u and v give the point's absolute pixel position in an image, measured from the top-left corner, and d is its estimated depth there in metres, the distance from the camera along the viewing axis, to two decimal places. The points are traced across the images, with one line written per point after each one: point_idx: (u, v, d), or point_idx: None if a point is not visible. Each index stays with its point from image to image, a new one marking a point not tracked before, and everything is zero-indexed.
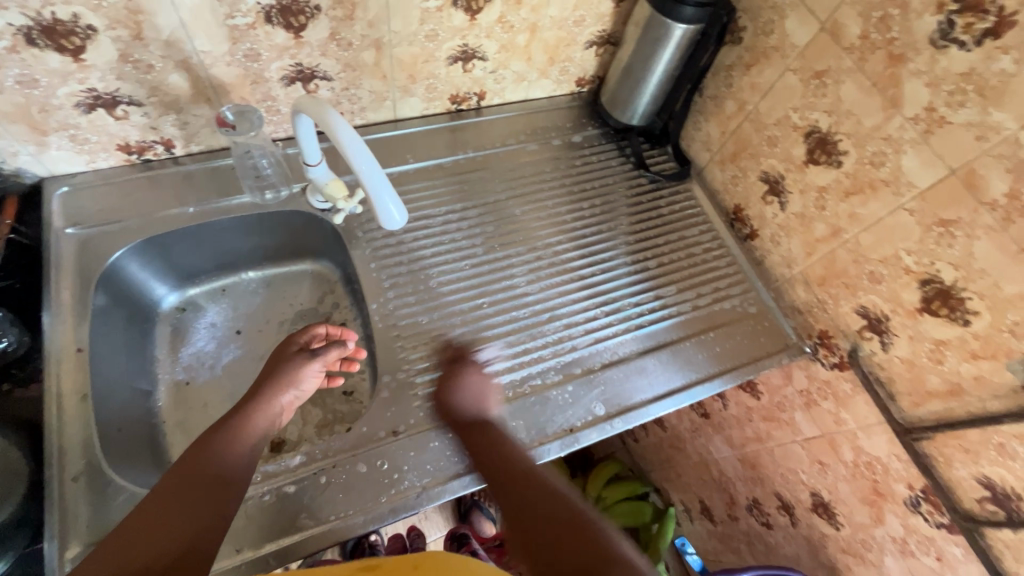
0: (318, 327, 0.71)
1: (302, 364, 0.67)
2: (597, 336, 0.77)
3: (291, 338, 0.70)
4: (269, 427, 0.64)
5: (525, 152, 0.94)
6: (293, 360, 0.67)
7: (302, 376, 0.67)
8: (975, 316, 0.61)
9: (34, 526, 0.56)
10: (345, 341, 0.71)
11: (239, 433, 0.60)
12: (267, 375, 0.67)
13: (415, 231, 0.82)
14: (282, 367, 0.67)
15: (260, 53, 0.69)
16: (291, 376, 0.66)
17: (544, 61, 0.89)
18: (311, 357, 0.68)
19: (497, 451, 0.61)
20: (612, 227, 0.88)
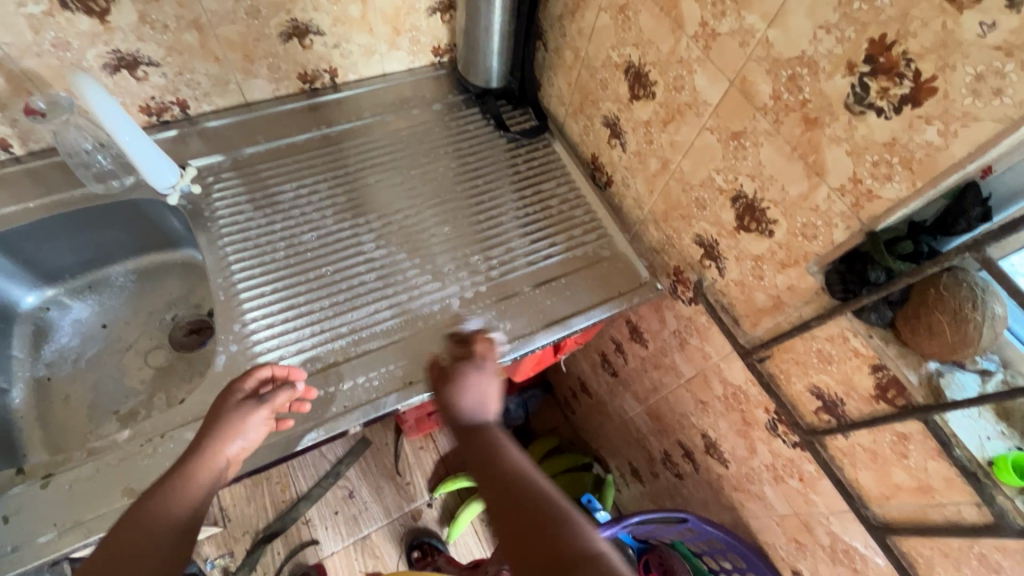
0: (262, 370, 0.63)
1: (247, 415, 0.62)
2: (447, 291, 0.78)
3: (233, 386, 0.63)
4: (216, 483, 0.60)
5: (383, 123, 0.94)
6: (237, 409, 0.62)
7: (248, 425, 0.62)
8: (775, 225, 0.61)
9: None
10: (294, 383, 0.64)
11: (189, 488, 0.58)
12: (212, 428, 0.61)
13: (265, 207, 0.82)
14: (228, 422, 0.61)
15: (70, 42, 0.70)
16: (239, 428, 0.61)
17: (388, 32, 0.90)
18: (259, 408, 0.62)
19: (504, 477, 0.56)
20: (472, 188, 0.89)
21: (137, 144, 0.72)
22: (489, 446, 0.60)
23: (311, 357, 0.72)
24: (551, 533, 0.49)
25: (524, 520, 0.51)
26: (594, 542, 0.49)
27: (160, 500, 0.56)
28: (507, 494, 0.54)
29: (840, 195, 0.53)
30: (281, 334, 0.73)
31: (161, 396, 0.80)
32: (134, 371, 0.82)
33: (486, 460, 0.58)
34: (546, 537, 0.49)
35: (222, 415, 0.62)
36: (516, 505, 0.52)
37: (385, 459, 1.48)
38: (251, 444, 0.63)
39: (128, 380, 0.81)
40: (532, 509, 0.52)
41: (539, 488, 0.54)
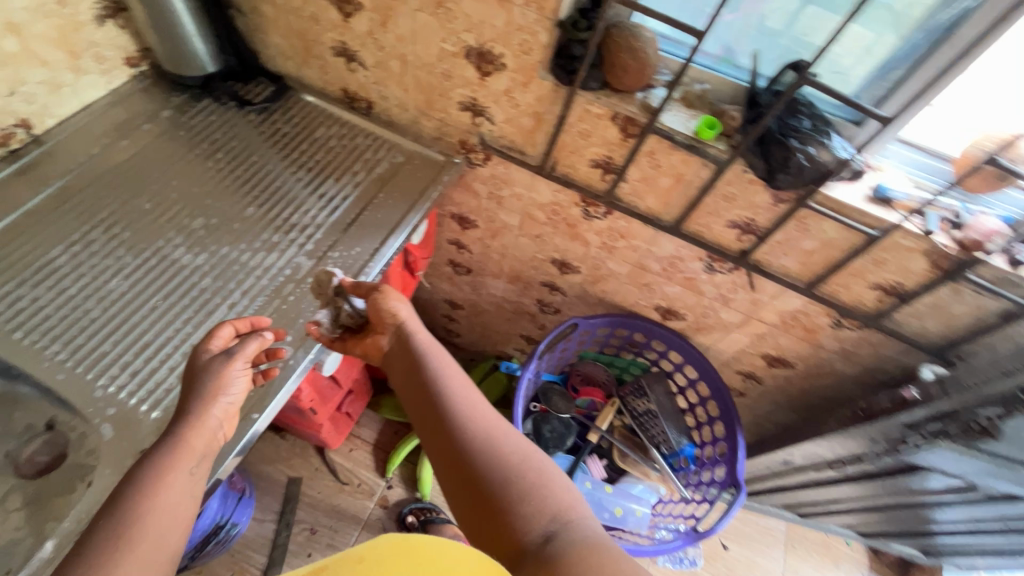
0: (225, 326, 0.64)
1: (230, 364, 0.62)
2: (288, 254, 0.81)
3: (204, 346, 0.63)
4: (210, 443, 0.59)
5: (119, 150, 0.87)
6: (208, 367, 0.61)
7: (228, 379, 0.61)
8: (504, 57, 0.77)
9: None
10: (262, 333, 0.64)
11: (182, 455, 0.56)
12: (188, 394, 0.60)
13: (43, 281, 0.73)
14: (212, 376, 0.60)
15: None
16: (220, 384, 0.61)
17: (64, 57, 0.82)
18: (234, 357, 0.62)
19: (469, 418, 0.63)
20: (250, 166, 0.90)
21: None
22: (426, 381, 0.68)
23: None
24: (480, 482, 0.57)
25: (459, 463, 0.60)
26: (549, 496, 0.56)
27: (154, 469, 0.53)
28: (438, 438, 0.63)
29: (529, 8, 0.70)
30: (151, 373, 0.68)
31: (51, 525, 0.70)
32: None
33: (422, 396, 0.67)
34: (481, 485, 0.58)
35: (196, 381, 0.61)
36: (450, 446, 0.61)
37: (324, 481, 1.44)
38: (236, 399, 0.62)
39: None
40: (462, 456, 0.60)
41: (468, 434, 0.61)
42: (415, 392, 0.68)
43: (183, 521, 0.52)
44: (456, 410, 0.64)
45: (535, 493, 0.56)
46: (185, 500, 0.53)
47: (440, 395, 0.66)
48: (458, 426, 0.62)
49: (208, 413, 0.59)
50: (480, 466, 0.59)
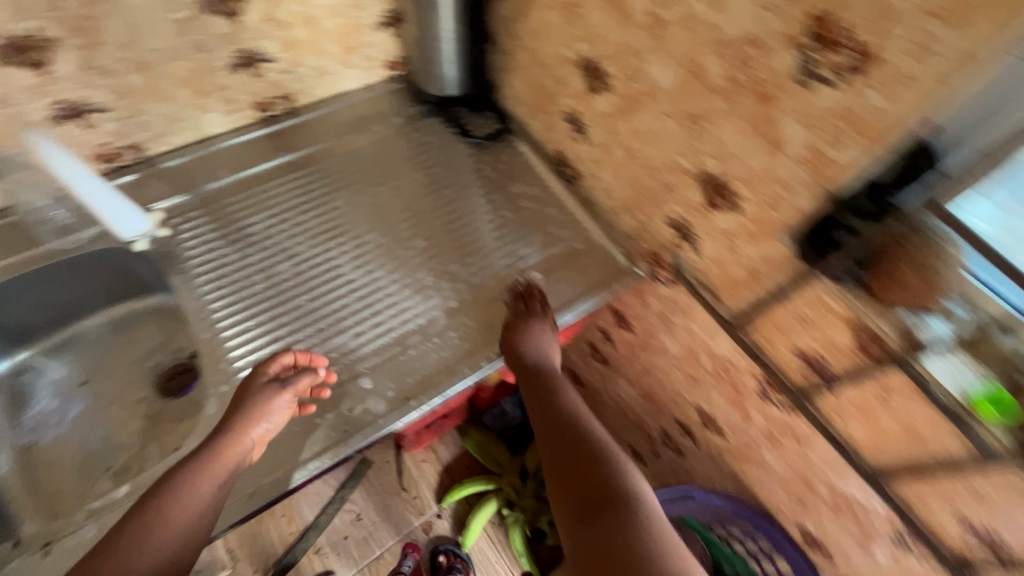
0: (285, 355, 0.63)
1: (274, 393, 0.62)
2: (431, 303, 0.78)
3: (258, 370, 0.63)
4: (237, 465, 0.59)
5: (345, 143, 0.93)
6: (256, 393, 0.62)
7: (270, 409, 0.61)
8: (742, 200, 0.63)
9: None
10: (315, 369, 0.64)
11: (213, 470, 0.56)
12: (233, 412, 0.61)
13: (237, 241, 0.81)
14: (252, 400, 0.61)
15: (11, 97, 0.68)
16: (261, 409, 0.61)
17: (339, 50, 0.89)
18: (280, 388, 0.62)
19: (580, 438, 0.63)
20: (441, 197, 0.89)
21: (104, 196, 0.75)
22: (549, 392, 0.70)
23: None
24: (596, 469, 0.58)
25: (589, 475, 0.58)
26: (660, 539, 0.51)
27: (181, 480, 0.55)
28: (550, 434, 0.65)
29: (801, 165, 0.55)
30: (270, 367, 0.71)
31: (153, 446, 0.78)
32: (121, 426, 0.80)
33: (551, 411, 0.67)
34: (616, 510, 0.54)
35: (246, 400, 0.62)
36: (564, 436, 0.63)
37: (388, 477, 1.47)
38: (274, 423, 0.62)
39: (116, 434, 0.79)
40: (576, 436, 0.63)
41: (583, 424, 0.65)
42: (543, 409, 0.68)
43: (190, 532, 0.53)
44: (596, 436, 0.63)
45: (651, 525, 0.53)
46: (197, 512, 0.54)
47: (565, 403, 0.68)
48: (571, 410, 0.67)
49: (243, 429, 0.59)
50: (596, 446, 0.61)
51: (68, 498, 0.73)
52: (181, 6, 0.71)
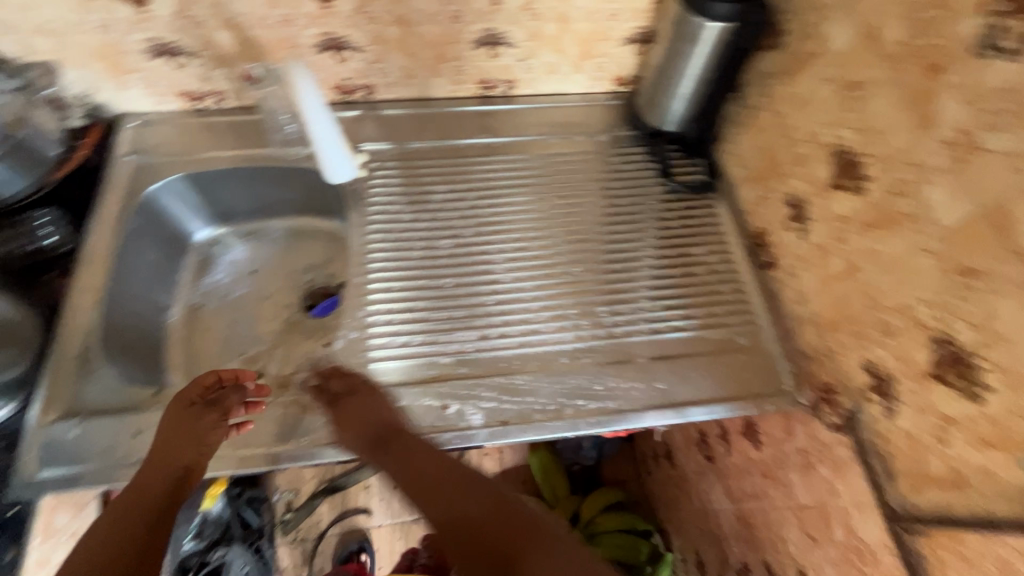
0: (204, 376, 0.66)
1: (206, 412, 0.63)
2: (563, 335, 0.75)
3: (177, 397, 0.65)
4: (177, 493, 0.60)
5: (546, 144, 0.92)
6: (183, 417, 0.63)
7: (199, 435, 0.62)
8: (987, 391, 0.49)
9: (67, 403, 0.66)
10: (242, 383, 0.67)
11: (148, 497, 0.58)
12: (163, 432, 0.62)
13: (414, 203, 0.84)
14: (182, 421, 0.63)
15: (295, 19, 0.76)
16: (194, 433, 0.62)
17: (577, 54, 0.88)
18: (214, 409, 0.64)
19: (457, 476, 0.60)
20: (615, 231, 0.84)
21: (325, 138, 0.79)
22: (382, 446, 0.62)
23: (418, 365, 0.71)
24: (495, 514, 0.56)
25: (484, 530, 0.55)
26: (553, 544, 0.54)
27: (123, 507, 0.57)
28: (429, 492, 0.59)
29: None
30: (399, 332, 0.73)
31: (281, 350, 0.87)
32: (266, 322, 0.89)
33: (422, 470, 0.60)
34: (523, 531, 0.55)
35: (173, 425, 0.63)
36: (437, 496, 0.58)
37: None
38: (212, 442, 0.63)
39: (260, 327, 0.89)
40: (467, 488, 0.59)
41: (450, 461, 0.61)
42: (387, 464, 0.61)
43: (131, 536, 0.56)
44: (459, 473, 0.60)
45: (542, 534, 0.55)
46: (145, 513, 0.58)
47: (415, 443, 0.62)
48: (444, 454, 0.62)
49: (188, 447, 0.61)
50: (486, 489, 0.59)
51: (206, 363, 0.85)
52: None
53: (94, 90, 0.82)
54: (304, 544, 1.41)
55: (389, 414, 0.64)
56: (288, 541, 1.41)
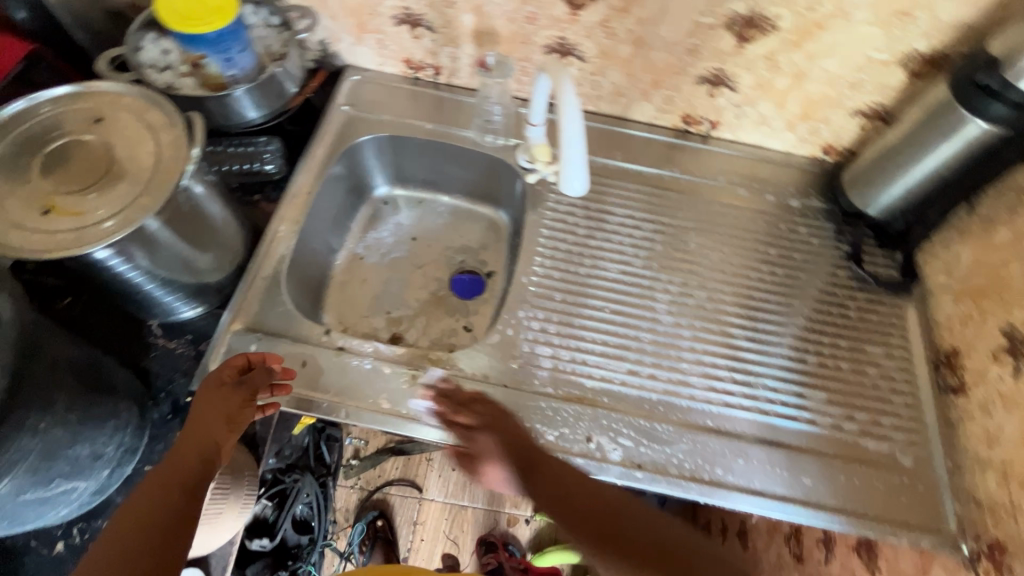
0: (231, 356, 0.64)
1: (235, 394, 0.62)
2: (714, 397, 0.72)
3: (208, 379, 0.63)
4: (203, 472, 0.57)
5: (732, 194, 0.89)
6: (214, 396, 0.62)
7: (231, 413, 0.61)
8: None
9: (252, 317, 0.73)
10: (268, 365, 0.65)
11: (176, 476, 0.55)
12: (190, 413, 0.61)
13: (591, 219, 0.84)
14: (211, 399, 0.61)
15: (537, 19, 0.77)
16: (223, 410, 0.61)
17: (796, 113, 0.84)
18: (243, 391, 0.63)
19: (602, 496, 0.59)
20: (785, 304, 0.81)
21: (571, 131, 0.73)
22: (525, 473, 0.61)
23: (564, 382, 0.72)
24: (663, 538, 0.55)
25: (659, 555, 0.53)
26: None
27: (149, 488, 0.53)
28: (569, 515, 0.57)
29: None
30: (552, 343, 0.74)
31: (424, 319, 0.90)
32: (415, 289, 0.93)
33: (568, 496, 0.59)
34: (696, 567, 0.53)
35: (203, 405, 0.61)
36: (562, 502, 0.59)
37: None
38: (237, 423, 0.62)
39: (409, 292, 0.93)
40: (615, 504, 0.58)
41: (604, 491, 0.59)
42: (545, 500, 0.59)
43: (152, 510, 0.52)
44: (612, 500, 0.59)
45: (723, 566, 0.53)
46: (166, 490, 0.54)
47: (551, 464, 0.61)
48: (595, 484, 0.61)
49: (215, 424, 0.60)
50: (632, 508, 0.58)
51: (356, 311, 0.89)
52: (712, 14, 0.72)
53: (335, 40, 0.88)
54: (360, 493, 1.47)
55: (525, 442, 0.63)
56: (347, 485, 1.48)
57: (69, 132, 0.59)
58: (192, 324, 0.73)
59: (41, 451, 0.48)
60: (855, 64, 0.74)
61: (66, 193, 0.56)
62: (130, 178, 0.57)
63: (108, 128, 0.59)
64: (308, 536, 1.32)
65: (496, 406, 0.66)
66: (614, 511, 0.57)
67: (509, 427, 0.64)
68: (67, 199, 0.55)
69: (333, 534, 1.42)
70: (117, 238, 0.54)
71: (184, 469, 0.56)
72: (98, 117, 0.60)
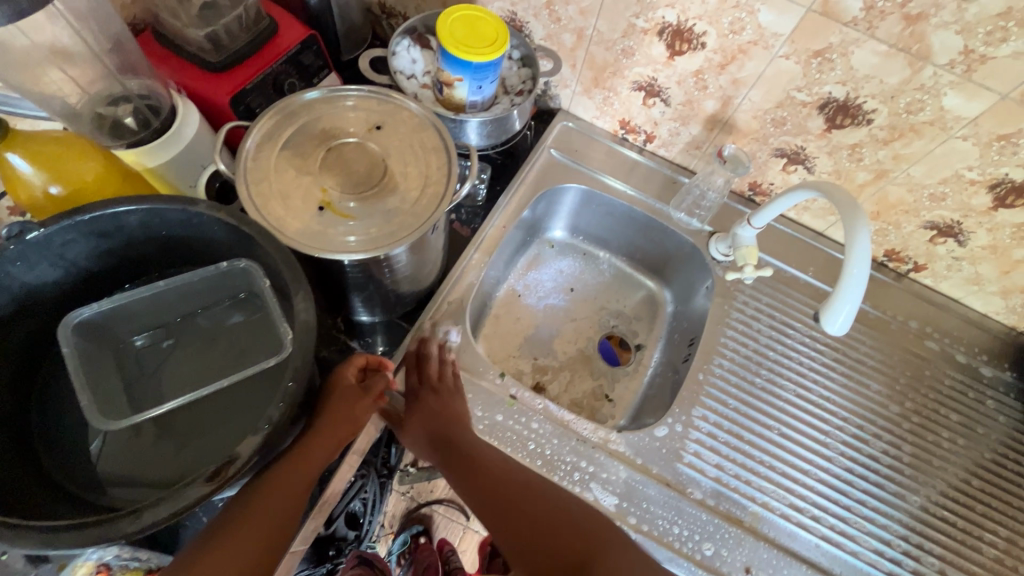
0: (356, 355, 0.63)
1: (362, 396, 0.61)
2: (877, 560, 0.68)
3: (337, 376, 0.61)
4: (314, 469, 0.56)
5: (920, 343, 0.84)
6: (344, 395, 0.60)
7: (355, 412, 0.60)
8: None
9: (432, 340, 0.74)
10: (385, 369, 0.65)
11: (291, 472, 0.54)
12: (322, 408, 0.59)
13: (775, 332, 0.81)
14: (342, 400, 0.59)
15: (785, 124, 0.76)
16: (352, 411, 0.60)
17: (1017, 283, 0.79)
18: (368, 394, 0.62)
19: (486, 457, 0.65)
20: (964, 478, 0.75)
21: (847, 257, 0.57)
22: (446, 438, 0.66)
23: (725, 499, 0.68)
24: (574, 523, 0.62)
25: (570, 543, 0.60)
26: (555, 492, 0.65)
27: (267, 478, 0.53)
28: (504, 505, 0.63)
29: None
30: (718, 451, 0.71)
31: (568, 375, 0.89)
32: (564, 340, 0.92)
33: (490, 487, 0.64)
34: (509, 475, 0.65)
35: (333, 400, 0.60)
36: (483, 484, 0.64)
37: None
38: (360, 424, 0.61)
39: (557, 342, 0.92)
40: (560, 524, 0.62)
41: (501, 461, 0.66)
42: (450, 466, 0.66)
43: (271, 520, 0.52)
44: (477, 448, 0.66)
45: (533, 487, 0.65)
46: (291, 493, 0.53)
47: (470, 450, 0.65)
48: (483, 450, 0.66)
49: (341, 422, 0.59)
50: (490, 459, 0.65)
51: (505, 347, 0.89)
52: (981, 172, 0.69)
53: (561, 85, 0.89)
54: (408, 503, 1.46)
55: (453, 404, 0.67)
56: (398, 490, 1.47)
57: (351, 133, 0.60)
58: (372, 328, 0.74)
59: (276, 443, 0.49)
60: None
61: (340, 193, 0.57)
62: (398, 194, 0.58)
63: (386, 138, 0.61)
64: (355, 531, 1.27)
65: (452, 384, 0.68)
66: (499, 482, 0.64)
67: (458, 407, 0.67)
68: (339, 200, 0.57)
69: (376, 536, 1.41)
70: (379, 252, 0.54)
71: (307, 472, 0.55)
72: (377, 124, 0.61)
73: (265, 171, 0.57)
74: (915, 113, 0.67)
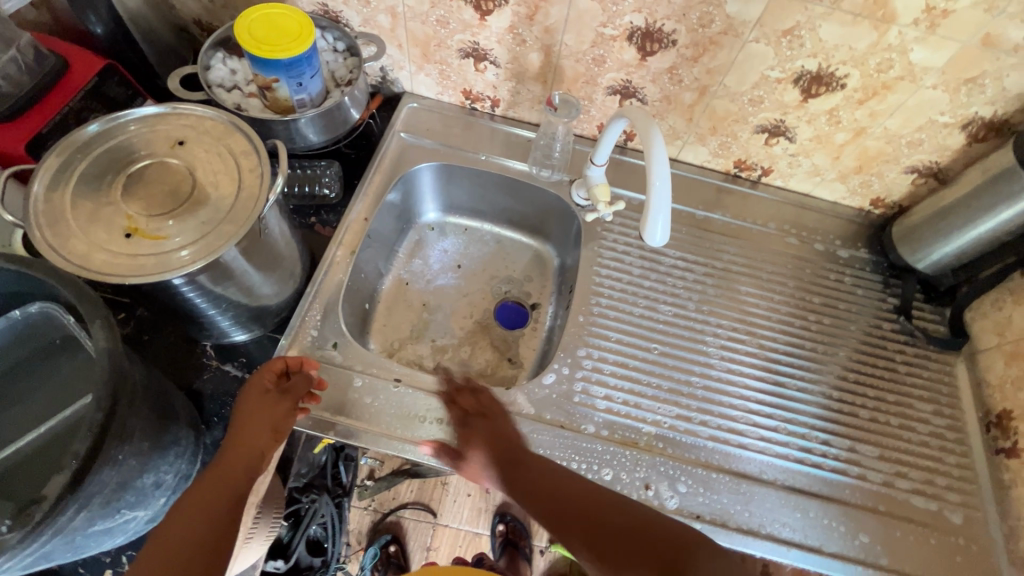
0: (273, 360, 0.62)
1: (281, 401, 0.60)
2: (765, 447, 0.72)
3: (253, 382, 0.61)
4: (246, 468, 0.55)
5: (783, 241, 0.90)
6: (259, 404, 0.59)
7: (275, 420, 0.59)
8: None
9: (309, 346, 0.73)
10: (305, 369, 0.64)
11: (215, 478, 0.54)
12: (239, 415, 0.59)
13: (647, 260, 0.85)
14: (256, 405, 0.59)
15: (606, 61, 0.78)
16: (272, 416, 0.59)
17: (850, 166, 0.85)
18: (286, 399, 0.61)
19: (564, 475, 0.62)
20: (834, 354, 0.80)
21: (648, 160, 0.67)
22: (519, 465, 0.63)
23: (619, 426, 0.71)
24: (658, 532, 0.57)
25: (654, 556, 0.55)
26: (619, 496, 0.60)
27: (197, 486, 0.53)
28: (562, 512, 0.59)
29: None
30: (606, 384, 0.74)
31: (469, 348, 0.90)
32: (459, 316, 0.93)
33: (552, 497, 0.60)
34: (583, 483, 0.61)
35: (246, 408, 0.59)
36: (557, 503, 0.60)
37: None
38: (285, 430, 0.60)
39: (453, 320, 0.92)
40: (645, 522, 0.58)
41: (556, 469, 0.63)
42: (512, 483, 0.63)
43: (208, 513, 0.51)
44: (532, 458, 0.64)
45: (616, 502, 0.60)
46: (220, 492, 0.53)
47: (533, 467, 0.63)
48: (566, 474, 0.63)
49: (262, 433, 0.58)
50: (556, 469, 0.63)
51: (401, 337, 0.89)
52: (782, 69, 0.73)
53: (396, 67, 0.89)
54: (373, 516, 1.45)
55: (505, 431, 0.67)
56: (360, 506, 1.45)
57: (150, 154, 0.58)
58: (244, 347, 0.73)
59: (116, 482, 0.47)
60: (917, 123, 0.75)
61: (146, 216, 0.55)
62: (211, 204, 0.57)
63: (190, 152, 0.59)
64: (320, 557, 1.25)
65: (498, 405, 0.69)
66: (585, 494, 0.60)
67: (502, 426, 0.67)
68: (148, 223, 0.55)
69: (345, 557, 1.40)
70: (196, 265, 0.53)
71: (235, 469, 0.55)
72: (179, 139, 0.60)
73: (58, 209, 0.54)
74: (708, 25, 0.70)
